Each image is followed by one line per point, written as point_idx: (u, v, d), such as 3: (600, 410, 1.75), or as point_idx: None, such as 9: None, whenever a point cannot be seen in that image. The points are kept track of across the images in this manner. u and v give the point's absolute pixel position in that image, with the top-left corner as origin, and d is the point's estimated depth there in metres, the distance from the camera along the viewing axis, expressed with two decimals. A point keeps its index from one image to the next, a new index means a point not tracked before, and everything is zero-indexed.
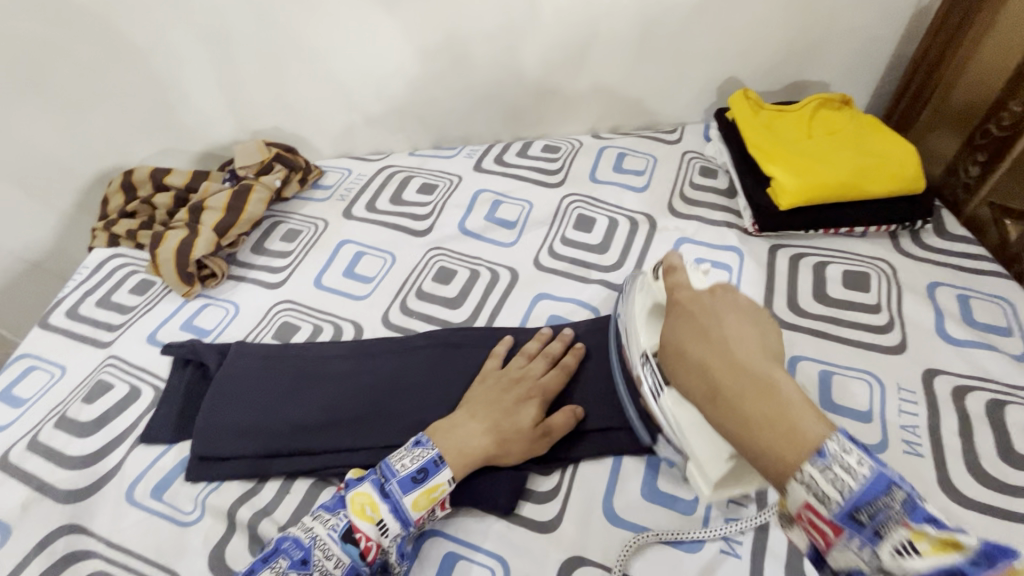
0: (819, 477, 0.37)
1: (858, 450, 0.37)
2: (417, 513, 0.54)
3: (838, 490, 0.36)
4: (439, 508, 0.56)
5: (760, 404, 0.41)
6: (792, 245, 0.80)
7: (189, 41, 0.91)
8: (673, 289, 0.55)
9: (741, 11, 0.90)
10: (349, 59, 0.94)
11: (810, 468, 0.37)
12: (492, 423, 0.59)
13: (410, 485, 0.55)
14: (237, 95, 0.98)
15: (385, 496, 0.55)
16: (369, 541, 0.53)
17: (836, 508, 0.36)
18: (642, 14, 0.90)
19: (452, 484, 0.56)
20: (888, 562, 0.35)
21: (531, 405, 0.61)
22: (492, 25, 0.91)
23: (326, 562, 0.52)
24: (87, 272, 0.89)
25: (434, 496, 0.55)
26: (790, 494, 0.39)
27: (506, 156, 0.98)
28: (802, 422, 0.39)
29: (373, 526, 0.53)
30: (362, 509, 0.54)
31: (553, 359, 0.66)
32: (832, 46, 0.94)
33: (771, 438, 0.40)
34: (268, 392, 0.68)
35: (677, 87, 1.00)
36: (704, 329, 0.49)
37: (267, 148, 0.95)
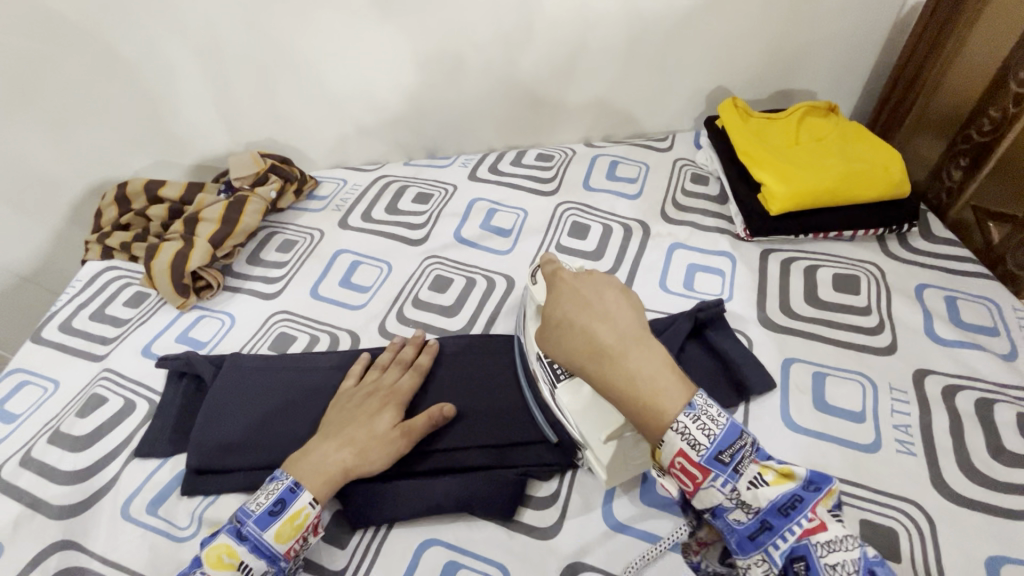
0: (690, 425, 0.42)
1: (717, 404, 0.44)
2: (282, 545, 0.53)
3: (706, 436, 0.42)
4: (311, 534, 0.55)
5: (645, 369, 0.46)
6: (783, 249, 0.82)
7: (182, 52, 0.91)
8: (555, 279, 0.58)
9: (729, 22, 0.92)
10: (344, 71, 0.95)
11: (682, 417, 0.43)
12: (347, 437, 0.59)
13: (268, 519, 0.53)
14: (231, 106, 0.99)
15: (241, 539, 0.53)
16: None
17: (705, 452, 0.42)
18: (631, 24, 0.91)
19: (315, 505, 0.55)
20: (745, 493, 0.42)
21: (388, 411, 0.62)
22: (484, 36, 0.92)
23: None
24: (81, 284, 0.88)
25: (298, 522, 0.54)
26: (665, 445, 0.43)
27: (501, 164, 0.99)
28: (667, 382, 0.45)
29: (237, 569, 0.51)
30: (219, 559, 0.51)
31: (408, 364, 0.68)
32: (816, 55, 0.97)
33: (652, 404, 0.44)
34: (265, 403, 0.68)
35: (668, 95, 1.01)
36: (587, 304, 0.52)
37: (261, 159, 0.95)
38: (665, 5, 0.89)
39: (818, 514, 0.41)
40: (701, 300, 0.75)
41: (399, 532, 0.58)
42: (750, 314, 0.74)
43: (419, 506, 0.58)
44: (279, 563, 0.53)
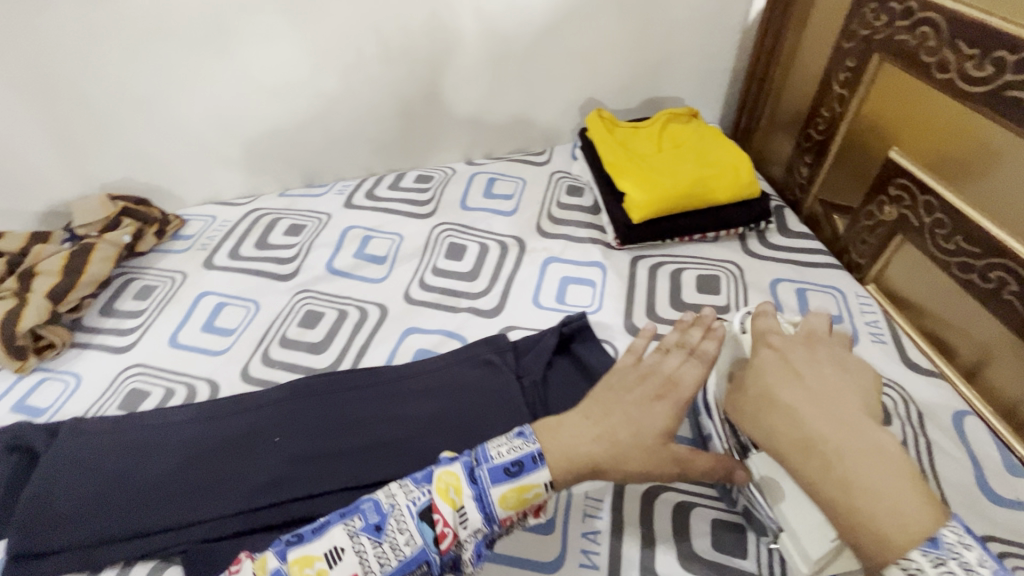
0: (929, 568, 0.34)
1: (979, 553, 0.35)
2: (503, 511, 0.48)
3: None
4: (527, 512, 0.50)
5: (877, 478, 0.38)
6: (651, 255, 0.84)
7: (6, 95, 0.84)
8: (762, 335, 0.51)
9: (586, 37, 0.94)
10: (198, 105, 0.91)
11: (919, 555, 0.35)
12: (607, 431, 0.52)
13: (502, 477, 0.49)
14: (78, 150, 0.92)
15: (473, 481, 0.49)
16: (446, 529, 0.47)
17: None
18: (492, 42, 0.92)
19: (548, 488, 0.49)
20: None
21: (666, 405, 0.53)
22: (344, 62, 0.90)
23: (398, 536, 0.47)
24: None
25: (524, 496, 0.49)
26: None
27: (378, 190, 0.97)
28: (909, 506, 0.36)
29: (455, 510, 0.48)
30: (446, 489, 0.48)
31: (691, 349, 0.57)
32: (675, 64, 1.01)
33: (881, 526, 0.36)
34: (106, 469, 0.62)
35: (541, 110, 1.02)
36: (806, 374, 0.45)
37: (112, 203, 0.89)
38: (521, 23, 0.90)
39: None
40: (571, 314, 0.76)
41: None
42: (617, 322, 0.74)
43: None
44: (491, 526, 0.49)
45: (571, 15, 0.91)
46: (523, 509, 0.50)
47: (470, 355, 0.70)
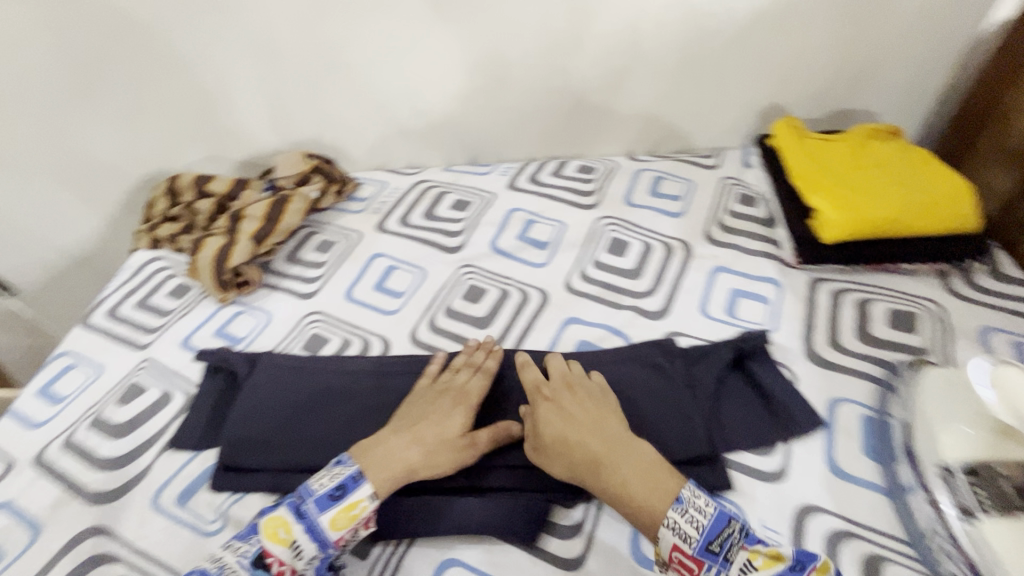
0: (680, 520, 0.49)
1: (704, 495, 0.51)
2: (334, 533, 0.53)
3: (694, 528, 0.48)
4: (362, 527, 0.54)
5: (633, 476, 0.52)
6: (836, 280, 0.77)
7: (236, 52, 0.93)
8: (533, 389, 0.62)
9: (788, 38, 0.88)
10: (391, 75, 0.96)
11: (673, 513, 0.49)
12: (415, 435, 0.59)
13: (327, 503, 0.54)
14: (281, 108, 1.00)
15: (302, 516, 0.53)
16: (282, 566, 0.51)
17: (695, 544, 0.48)
18: (686, 36, 0.88)
19: (373, 500, 0.54)
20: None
21: (458, 415, 0.62)
22: (533, 45, 0.91)
23: None
24: (129, 273, 0.92)
25: (354, 513, 0.53)
26: (661, 539, 0.49)
27: (541, 175, 0.99)
28: (659, 479, 0.52)
29: (287, 550, 0.52)
30: (274, 532, 0.52)
31: (477, 367, 0.68)
32: (881, 75, 0.92)
33: (645, 505, 0.51)
34: (294, 402, 0.69)
35: (719, 111, 0.98)
36: (576, 418, 0.58)
37: (307, 160, 0.98)
38: (721, 18, 0.86)
39: None
40: (744, 330, 0.72)
41: (420, 546, 0.57)
42: (797, 347, 0.70)
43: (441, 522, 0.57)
44: (329, 553, 0.53)
45: (777, 14, 0.85)
46: (359, 526, 0.54)
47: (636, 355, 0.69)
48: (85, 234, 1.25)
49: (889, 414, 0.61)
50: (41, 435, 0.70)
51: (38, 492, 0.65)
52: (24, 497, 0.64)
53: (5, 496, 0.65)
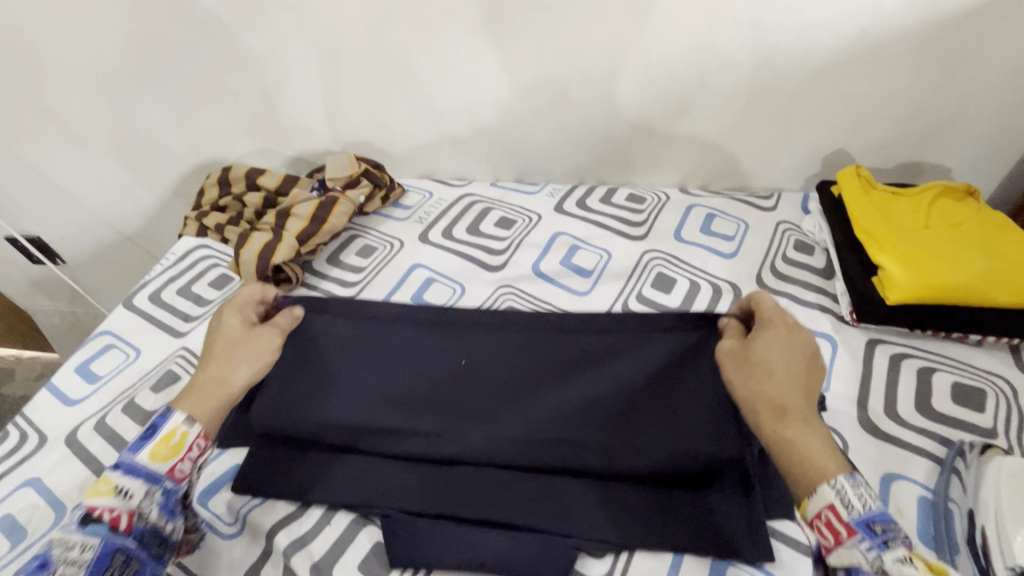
0: (849, 489, 0.45)
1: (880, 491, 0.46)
2: (161, 465, 0.53)
3: (862, 504, 0.45)
4: (189, 453, 0.55)
5: (807, 440, 0.49)
6: (894, 343, 0.73)
7: (299, 52, 0.94)
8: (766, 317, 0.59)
9: (866, 84, 0.84)
10: (449, 87, 0.95)
11: (843, 480, 0.46)
12: (213, 355, 0.61)
13: (141, 445, 0.54)
14: (337, 109, 1.01)
15: (117, 467, 0.53)
16: (113, 512, 0.51)
17: (855, 515, 0.44)
18: (757, 74, 0.86)
19: (189, 423, 0.55)
20: (889, 565, 0.42)
21: (231, 323, 0.65)
22: (597, 69, 0.89)
23: (73, 553, 0.48)
24: (174, 258, 0.93)
25: (174, 442, 0.54)
26: (817, 496, 0.46)
27: (589, 200, 0.97)
28: (832, 450, 0.49)
29: (112, 495, 0.51)
30: (94, 489, 0.51)
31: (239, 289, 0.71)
32: (960, 130, 0.87)
33: (807, 462, 0.48)
34: (320, 393, 0.65)
35: (781, 152, 0.94)
36: (785, 357, 0.55)
37: (357, 163, 0.97)
38: (797, 59, 0.83)
39: None
40: None
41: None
42: (848, 412, 0.66)
43: (464, 555, 0.56)
44: (161, 485, 0.54)
45: (858, 59, 0.82)
46: (184, 453, 0.55)
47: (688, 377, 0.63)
48: (136, 211, 1.29)
49: (949, 498, 0.58)
50: (74, 413, 0.71)
51: (65, 472, 0.65)
52: (51, 475, 0.65)
53: (34, 471, 0.65)
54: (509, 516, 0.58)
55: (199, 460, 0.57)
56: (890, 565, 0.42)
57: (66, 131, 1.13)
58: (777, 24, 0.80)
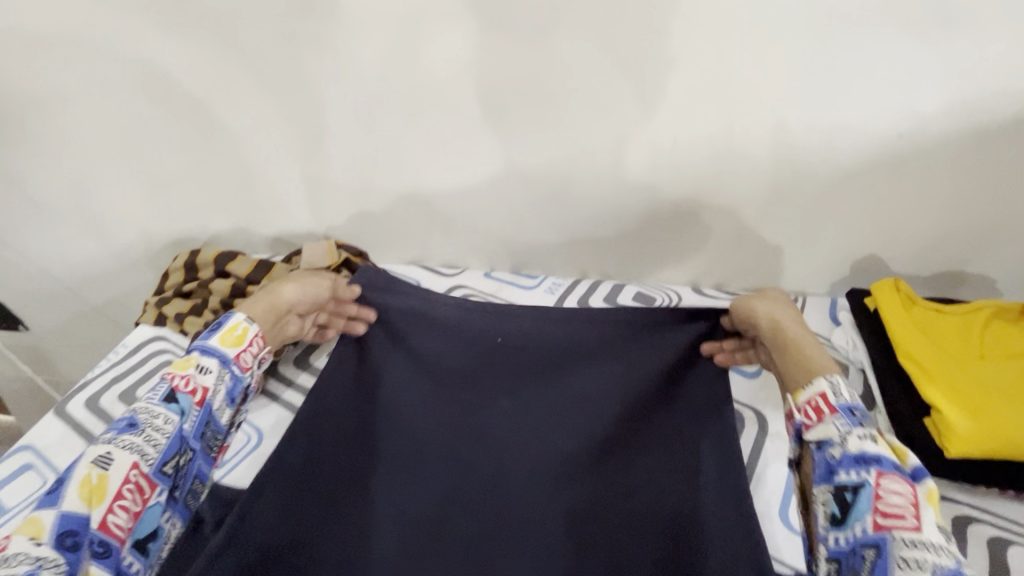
0: (838, 384, 0.55)
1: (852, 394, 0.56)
2: (229, 350, 0.63)
3: (845, 394, 0.55)
4: (249, 344, 0.65)
5: (813, 356, 0.60)
6: (956, 500, 0.61)
7: (282, 133, 0.87)
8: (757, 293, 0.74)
9: (900, 189, 0.76)
10: (441, 174, 0.87)
11: (834, 377, 0.56)
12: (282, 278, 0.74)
13: (211, 333, 0.63)
14: (321, 191, 0.93)
15: (192, 351, 0.61)
16: (192, 384, 0.58)
17: (842, 402, 0.54)
18: (778, 175, 0.78)
19: (248, 321, 0.65)
20: (858, 441, 0.51)
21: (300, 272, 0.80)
22: (603, 163, 0.82)
23: (150, 419, 0.54)
24: (124, 352, 0.83)
25: (238, 334, 0.64)
26: (812, 388, 0.56)
27: (592, 300, 0.88)
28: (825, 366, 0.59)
29: (195, 369, 0.59)
30: (179, 364, 0.59)
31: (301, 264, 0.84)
32: (1007, 239, 0.78)
33: (810, 360, 0.60)
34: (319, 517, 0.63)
35: (804, 254, 0.85)
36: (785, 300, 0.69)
37: (336, 252, 0.88)
38: (821, 161, 0.76)
39: (917, 518, 0.46)
40: None
41: None
42: None
43: None
44: (230, 368, 0.62)
45: (889, 165, 0.74)
46: (245, 345, 0.65)
47: (715, 491, 0.62)
48: (105, 285, 1.20)
49: None
50: None
51: None
52: None
53: None
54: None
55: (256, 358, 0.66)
56: (853, 439, 0.51)
57: (34, 203, 1.06)
58: (801, 125, 0.73)
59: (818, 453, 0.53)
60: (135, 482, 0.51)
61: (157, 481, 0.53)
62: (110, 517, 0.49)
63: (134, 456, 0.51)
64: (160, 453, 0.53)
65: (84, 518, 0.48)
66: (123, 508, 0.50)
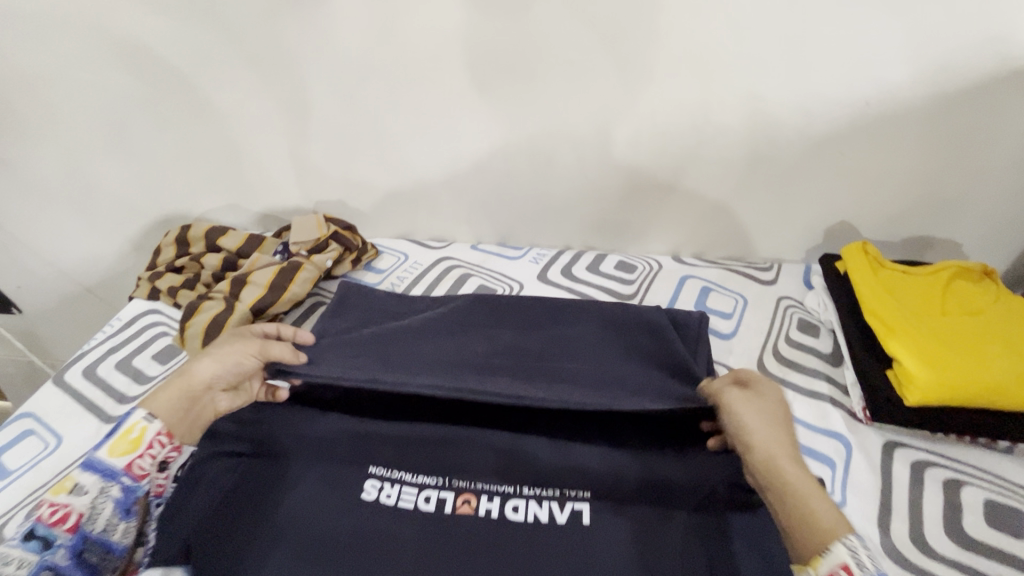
0: (849, 547, 0.50)
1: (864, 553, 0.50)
2: (119, 460, 0.57)
3: (867, 561, 0.49)
4: (145, 447, 0.59)
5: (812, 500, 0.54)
6: (914, 446, 0.65)
7: (268, 109, 0.88)
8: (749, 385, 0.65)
9: (870, 156, 0.79)
10: (426, 148, 0.89)
11: (845, 536, 0.51)
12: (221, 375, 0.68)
13: (103, 441, 0.58)
14: (309, 167, 0.95)
15: (77, 469, 0.56)
16: (68, 507, 0.53)
17: (863, 572, 0.48)
18: (752, 144, 0.80)
19: (148, 420, 0.61)
20: None
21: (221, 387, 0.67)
22: (583, 135, 0.84)
23: (5, 565, 0.49)
24: (120, 325, 0.85)
25: (133, 437, 0.59)
26: (831, 556, 0.50)
27: (575, 268, 0.91)
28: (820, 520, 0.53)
29: (73, 489, 0.54)
30: (58, 488, 0.54)
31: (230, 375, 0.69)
32: (971, 206, 0.82)
33: (813, 515, 0.53)
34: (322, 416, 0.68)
35: (779, 222, 0.88)
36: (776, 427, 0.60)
37: (325, 225, 0.90)
38: (793, 130, 0.78)
39: None
40: None
41: None
42: (866, 536, 0.57)
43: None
44: (119, 479, 0.57)
45: (859, 132, 0.77)
46: (144, 448, 0.59)
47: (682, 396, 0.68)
48: (96, 265, 1.22)
49: None
50: None
51: None
52: None
53: None
54: (521, 507, 0.60)
55: (160, 462, 0.60)
56: None
57: (22, 183, 1.07)
58: (774, 93, 0.75)
59: None
60: None
61: None
62: None
63: None
64: None
65: None
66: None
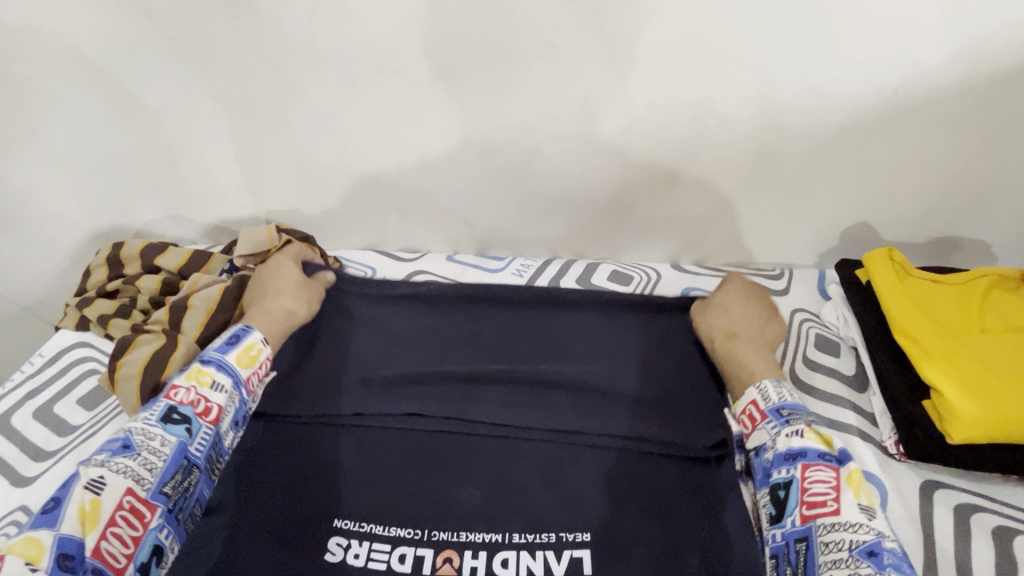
0: (770, 388, 0.58)
1: (788, 389, 0.58)
2: (243, 370, 0.62)
3: (778, 395, 0.58)
4: (261, 367, 0.64)
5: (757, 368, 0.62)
6: (957, 488, 0.57)
7: (207, 107, 0.77)
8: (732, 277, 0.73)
9: (894, 147, 0.70)
10: (392, 148, 0.78)
11: (768, 383, 0.59)
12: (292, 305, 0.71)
13: (227, 348, 0.62)
14: (259, 172, 0.84)
15: (206, 363, 0.60)
16: (206, 403, 0.58)
17: (770, 403, 0.57)
18: (762, 138, 0.71)
19: (265, 343, 0.65)
20: (783, 436, 0.54)
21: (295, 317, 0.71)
22: (569, 132, 0.73)
23: (147, 441, 0.54)
24: (42, 361, 0.74)
25: (253, 354, 0.63)
26: (744, 396, 0.60)
27: (564, 281, 0.82)
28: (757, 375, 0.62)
29: (206, 385, 0.59)
30: (191, 376, 0.59)
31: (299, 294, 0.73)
32: (1005, 203, 0.73)
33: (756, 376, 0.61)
34: (282, 451, 0.60)
35: (790, 223, 0.79)
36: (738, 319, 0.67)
37: (277, 235, 0.80)
38: (809, 120, 0.68)
39: (835, 502, 0.49)
40: None
41: None
42: None
43: None
44: (243, 390, 0.61)
45: (881, 122, 0.68)
46: (257, 368, 0.63)
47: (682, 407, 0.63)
48: (28, 285, 1.09)
49: None
50: None
51: None
52: None
53: None
54: (511, 560, 0.52)
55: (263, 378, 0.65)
56: (783, 437, 0.54)
57: None
58: (787, 79, 0.65)
59: (754, 459, 0.56)
60: (130, 507, 0.50)
61: (155, 504, 0.52)
62: (104, 542, 0.48)
63: (128, 481, 0.50)
64: (157, 476, 0.52)
65: (79, 543, 0.47)
66: (118, 534, 0.49)
